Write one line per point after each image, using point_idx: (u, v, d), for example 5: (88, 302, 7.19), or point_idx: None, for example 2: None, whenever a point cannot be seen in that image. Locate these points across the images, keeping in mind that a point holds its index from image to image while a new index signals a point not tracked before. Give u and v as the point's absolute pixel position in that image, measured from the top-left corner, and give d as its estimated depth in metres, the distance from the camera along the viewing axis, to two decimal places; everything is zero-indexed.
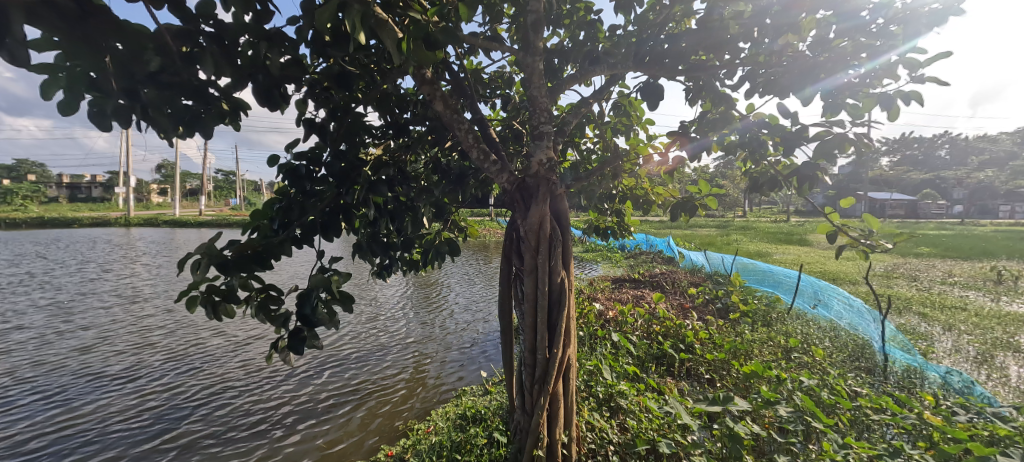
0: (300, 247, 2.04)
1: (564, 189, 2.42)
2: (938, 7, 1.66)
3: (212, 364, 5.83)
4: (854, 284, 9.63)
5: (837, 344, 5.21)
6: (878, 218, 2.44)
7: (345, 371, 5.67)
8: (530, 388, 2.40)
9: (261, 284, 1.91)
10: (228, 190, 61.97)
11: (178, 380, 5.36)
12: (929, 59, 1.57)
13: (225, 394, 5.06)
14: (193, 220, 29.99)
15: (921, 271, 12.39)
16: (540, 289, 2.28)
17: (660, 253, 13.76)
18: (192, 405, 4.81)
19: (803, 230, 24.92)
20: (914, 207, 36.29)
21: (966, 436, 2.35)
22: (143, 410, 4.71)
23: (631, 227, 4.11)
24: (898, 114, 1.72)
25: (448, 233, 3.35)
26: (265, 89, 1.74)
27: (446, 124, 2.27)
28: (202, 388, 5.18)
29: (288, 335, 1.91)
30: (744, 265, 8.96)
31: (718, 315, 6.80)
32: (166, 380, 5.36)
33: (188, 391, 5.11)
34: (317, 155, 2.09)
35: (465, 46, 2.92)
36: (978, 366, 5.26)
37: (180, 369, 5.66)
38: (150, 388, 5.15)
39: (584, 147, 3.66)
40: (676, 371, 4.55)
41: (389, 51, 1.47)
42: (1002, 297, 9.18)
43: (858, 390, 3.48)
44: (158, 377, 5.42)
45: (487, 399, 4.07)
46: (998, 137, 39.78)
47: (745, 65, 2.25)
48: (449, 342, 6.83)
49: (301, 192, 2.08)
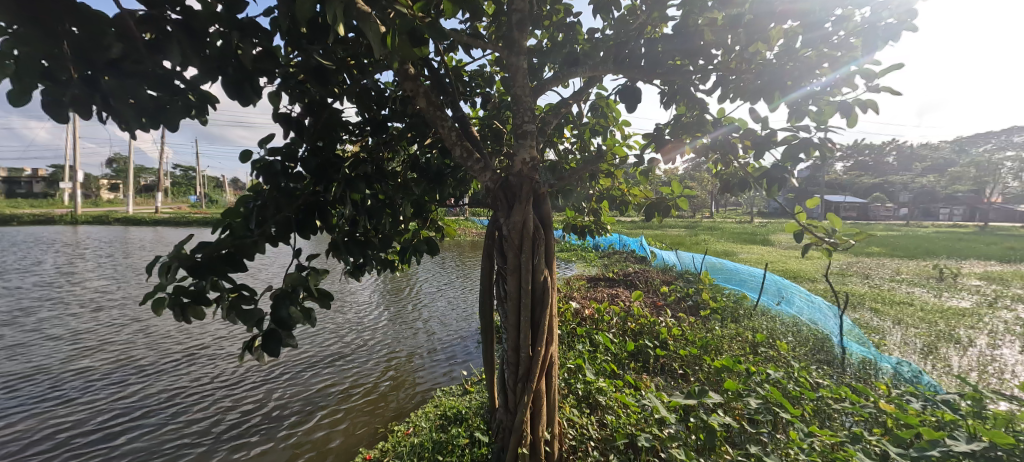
0: (274, 245, 1.96)
1: (546, 190, 2.41)
2: (893, 22, 1.80)
3: (177, 375, 5.61)
4: (813, 282, 10.16)
5: (799, 338, 5.47)
6: (840, 218, 2.55)
7: (317, 376, 5.55)
8: (513, 387, 2.40)
9: (232, 283, 1.85)
10: (185, 187, 59.15)
11: (141, 394, 5.13)
12: (883, 70, 1.68)
13: (190, 407, 4.86)
14: (149, 220, 28.48)
15: (872, 269, 13.21)
16: (524, 287, 2.27)
17: (632, 252, 14.09)
18: (159, 419, 4.62)
19: (764, 230, 26.24)
20: (865, 209, 38.39)
21: (917, 422, 2.53)
22: (104, 428, 4.49)
23: (608, 226, 4.20)
24: (856, 121, 1.83)
25: (426, 231, 3.33)
26: (236, 82, 1.69)
27: (429, 122, 2.23)
28: (170, 399, 5.00)
29: (262, 337, 1.84)
30: (712, 264, 9.31)
31: (689, 312, 7.05)
32: (128, 393, 5.13)
33: (153, 403, 4.92)
34: (293, 151, 2.05)
35: (444, 44, 2.92)
36: (925, 356, 5.62)
37: (143, 381, 5.42)
38: (112, 404, 4.92)
39: (561, 147, 3.70)
40: (650, 368, 4.65)
41: (372, 43, 1.39)
42: (945, 293, 9.86)
43: (820, 381, 3.67)
44: (120, 391, 5.17)
45: (466, 399, 4.05)
46: (939, 145, 42.74)
47: (716, 71, 2.37)
48: (424, 344, 6.76)
49: (275, 189, 2.01)
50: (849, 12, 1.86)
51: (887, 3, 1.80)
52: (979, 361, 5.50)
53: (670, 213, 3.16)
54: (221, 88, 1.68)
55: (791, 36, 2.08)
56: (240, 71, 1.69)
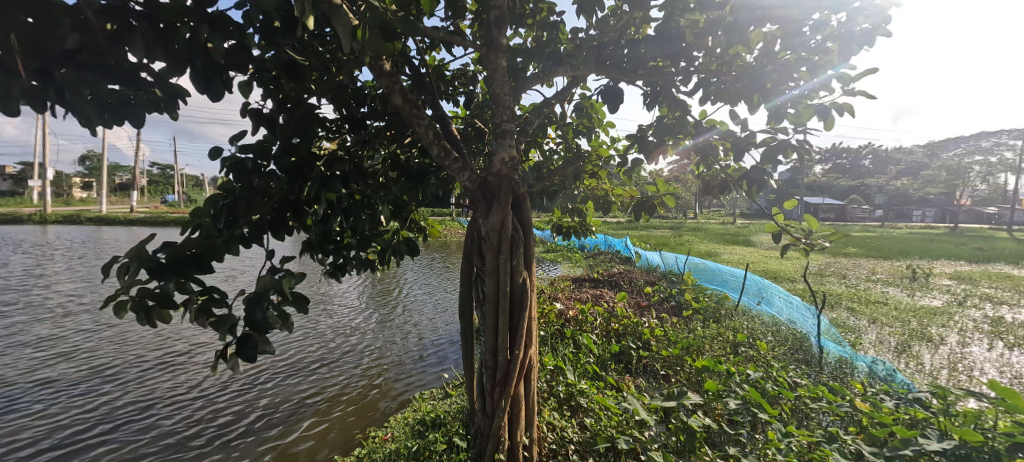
0: (246, 246, 1.94)
1: (526, 190, 2.38)
2: (867, 27, 1.81)
3: (148, 384, 5.43)
4: (792, 282, 10.36)
5: (779, 338, 5.55)
6: (816, 219, 2.58)
7: (296, 383, 5.44)
8: (491, 391, 2.37)
9: (201, 286, 1.77)
10: (163, 186, 57.67)
11: (109, 405, 4.95)
12: (859, 74, 1.69)
13: (162, 418, 4.71)
14: (123, 220, 27.63)
15: (849, 269, 13.53)
16: (502, 289, 2.23)
17: (617, 253, 14.18)
18: (128, 432, 4.46)
19: (747, 231, 26.73)
20: (843, 210, 39.34)
21: (890, 421, 2.57)
22: (68, 443, 4.31)
23: (593, 227, 4.18)
24: (833, 124, 1.85)
25: (407, 232, 3.27)
26: (206, 76, 1.61)
27: (405, 120, 2.17)
28: (140, 411, 4.83)
29: (236, 343, 1.77)
30: (696, 265, 9.42)
31: (672, 313, 7.12)
32: (96, 405, 4.94)
33: (122, 415, 4.76)
34: (266, 147, 1.97)
35: (425, 41, 2.88)
36: (898, 355, 5.76)
37: (112, 392, 5.23)
38: (79, 417, 4.73)
39: (545, 147, 3.69)
40: (634, 369, 4.67)
41: (341, 36, 1.32)
42: (918, 293, 10.14)
43: (797, 381, 3.70)
44: (86, 403, 4.98)
45: (446, 403, 4.00)
46: (912, 150, 44.10)
47: (697, 73, 2.37)
48: (407, 348, 6.68)
49: (245, 187, 1.96)
50: (826, 16, 1.88)
51: (861, 8, 1.80)
52: (949, 359, 5.66)
53: (653, 213, 3.17)
54: (190, 83, 1.61)
55: (770, 40, 2.10)
56: (210, 65, 1.60)
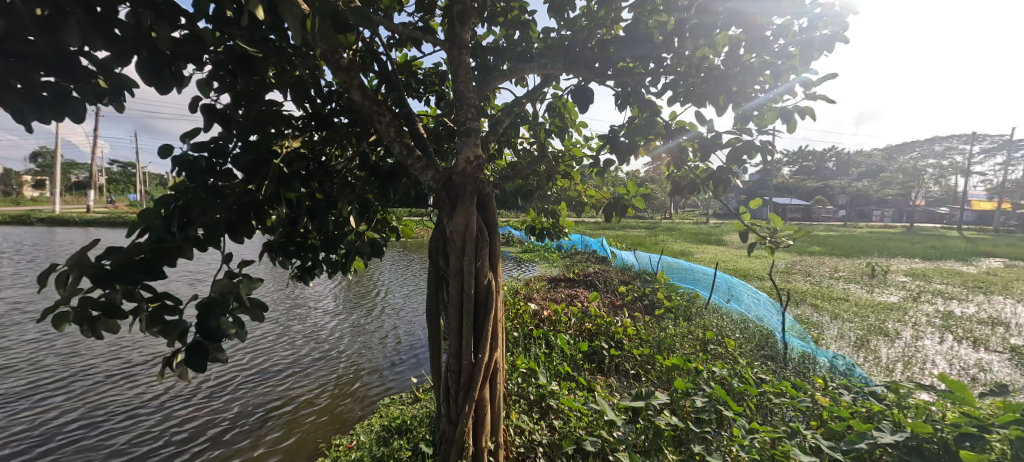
0: (203, 250, 1.79)
1: (491, 190, 2.34)
2: (827, 33, 1.84)
3: (102, 397, 5.15)
4: (760, 280, 10.66)
5: (746, 335, 5.70)
6: (781, 218, 2.62)
7: (262, 393, 5.26)
8: (454, 395, 2.32)
9: (151, 293, 1.64)
10: (123, 184, 55.10)
11: (58, 421, 4.68)
12: (819, 80, 1.73)
13: (116, 434, 4.48)
14: (78, 219, 26.26)
15: (814, 267, 14.04)
16: (466, 292, 2.19)
17: (593, 253, 14.31)
18: (79, 451, 4.22)
19: (718, 231, 27.45)
20: (808, 210, 40.85)
21: (847, 416, 2.66)
22: None
23: (566, 228, 4.18)
24: (795, 126, 1.88)
25: (376, 233, 3.18)
26: (155, 67, 1.52)
27: (366, 118, 2.10)
28: (92, 428, 4.57)
29: (185, 351, 1.63)
30: (669, 264, 9.57)
31: (645, 311, 7.23)
32: (44, 422, 4.66)
33: (71, 433, 4.48)
34: (222, 146, 1.83)
35: (394, 37, 2.80)
36: (857, 349, 6.00)
37: (61, 408, 4.92)
38: (23, 435, 4.44)
39: (518, 147, 3.66)
40: (605, 368, 4.71)
41: (292, 29, 1.25)
42: (876, 289, 10.61)
43: (762, 377, 3.79)
44: (33, 420, 4.69)
45: (415, 408, 3.93)
46: (871, 153, 46.17)
47: (666, 75, 2.38)
48: (379, 353, 6.55)
49: (201, 189, 1.77)
50: (788, 21, 1.91)
51: (821, 14, 1.83)
52: (905, 353, 5.93)
53: (625, 214, 3.18)
54: (138, 76, 1.50)
55: (735, 43, 2.13)
56: (158, 55, 1.51)
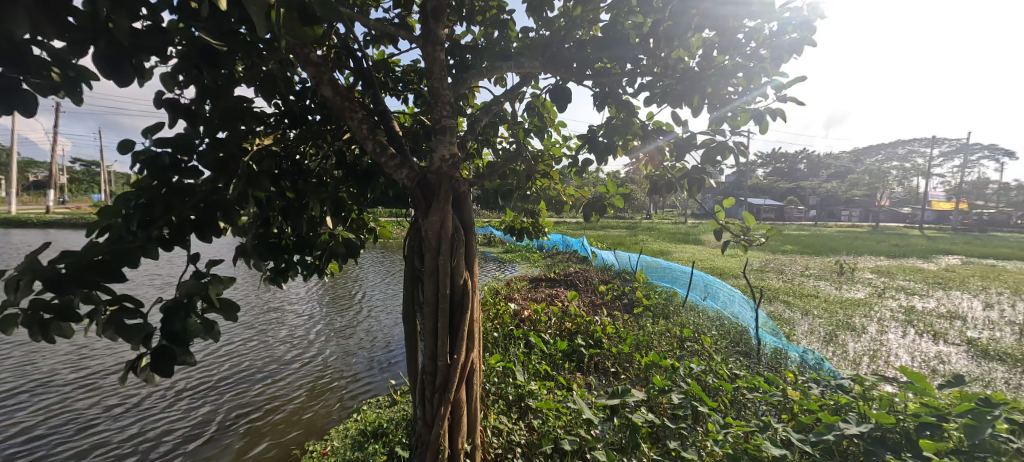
0: (168, 250, 1.71)
1: (468, 188, 2.32)
2: (796, 36, 1.88)
3: (63, 409, 4.91)
4: (735, 278, 10.91)
5: (722, 331, 5.82)
6: (754, 216, 2.66)
7: (235, 401, 5.09)
8: (430, 397, 2.29)
9: (110, 295, 1.53)
10: (86, 184, 52.80)
11: (13, 436, 4.44)
12: (789, 82, 1.77)
13: (76, 448, 4.27)
14: (37, 220, 25.04)
15: (786, 265, 14.46)
16: (442, 292, 2.17)
17: (574, 253, 14.40)
18: None
19: (695, 230, 28.04)
20: (781, 211, 42.06)
21: (815, 408, 2.74)
22: None
23: (545, 227, 4.18)
24: (767, 128, 1.92)
25: (353, 233, 3.11)
26: (113, 58, 1.44)
27: (337, 114, 2.04)
28: (50, 442, 4.34)
29: (150, 356, 1.50)
30: (647, 263, 9.71)
31: (624, 310, 7.32)
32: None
33: (27, 448, 4.26)
34: (188, 143, 1.74)
35: (369, 33, 2.75)
36: (826, 344, 6.20)
37: (16, 421, 4.67)
38: None
39: (497, 147, 3.63)
40: (585, 367, 4.74)
41: (257, 20, 1.19)
42: (844, 286, 10.99)
43: (736, 372, 3.87)
44: None
45: (392, 411, 3.87)
46: (840, 155, 47.84)
47: (643, 76, 2.39)
48: (357, 356, 6.44)
49: (164, 187, 1.67)
50: (759, 25, 1.95)
51: (791, 18, 1.87)
52: (870, 347, 6.16)
53: (604, 213, 3.19)
54: (94, 67, 1.42)
55: (709, 46, 2.16)
56: (116, 46, 1.43)
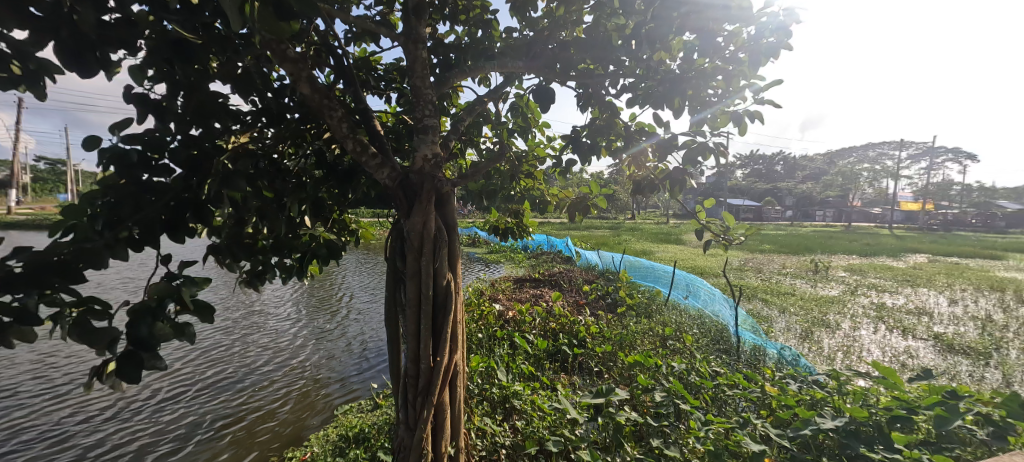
0: (137, 250, 1.60)
1: (451, 189, 2.30)
2: (773, 40, 1.91)
3: (28, 420, 4.70)
4: (715, 277, 11.11)
5: (703, 330, 5.91)
6: (734, 216, 2.69)
7: (212, 409, 4.95)
8: (413, 401, 2.26)
9: (75, 296, 1.44)
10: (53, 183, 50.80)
11: None
12: (766, 85, 1.80)
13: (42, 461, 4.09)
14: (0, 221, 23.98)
15: (764, 264, 14.79)
16: (424, 293, 2.14)
17: (558, 253, 14.45)
18: None
19: (677, 230, 28.46)
20: (759, 211, 43.01)
21: (793, 404, 2.81)
22: None
23: (529, 227, 4.16)
24: (746, 129, 1.95)
25: (333, 234, 3.05)
26: (77, 51, 1.37)
27: (316, 112, 1.99)
28: (14, 456, 4.15)
29: (116, 360, 1.46)
30: (630, 262, 9.80)
31: (608, 309, 7.38)
32: None
33: None
34: (159, 140, 1.67)
35: (350, 31, 2.70)
36: (802, 340, 6.35)
37: None
38: None
39: (481, 147, 3.61)
40: (569, 366, 4.75)
41: (230, 15, 1.14)
42: (819, 284, 11.30)
43: (717, 370, 3.93)
44: None
45: (375, 415, 3.81)
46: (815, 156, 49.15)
47: (625, 78, 2.41)
48: (339, 359, 6.34)
49: (133, 184, 1.60)
50: (737, 28, 1.97)
51: (768, 22, 1.89)
52: (844, 343, 6.34)
53: (587, 213, 3.20)
54: (56, 59, 1.35)
55: (689, 48, 2.17)
56: (80, 38, 1.37)
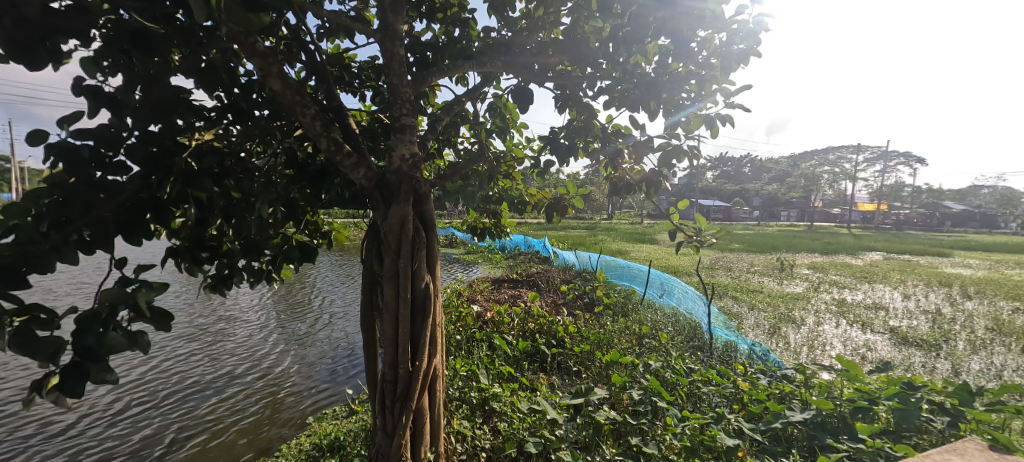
0: (87, 254, 1.50)
1: (429, 188, 2.25)
2: (743, 47, 1.95)
3: None
4: (688, 276, 11.35)
5: (677, 327, 6.02)
6: (705, 217, 2.74)
7: (177, 422, 4.73)
8: (391, 407, 2.20)
9: (17, 304, 1.33)
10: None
11: None
12: (737, 90, 1.84)
13: None
14: None
15: (734, 262, 15.21)
16: (402, 296, 2.08)
17: (535, 253, 14.48)
18: None
19: (651, 230, 28.98)
20: (729, 211, 44.22)
21: (764, 399, 2.88)
22: None
23: (507, 228, 4.14)
24: (718, 133, 1.98)
25: (305, 237, 2.95)
26: (23, 40, 1.28)
27: (287, 109, 1.90)
28: None
29: (60, 373, 1.34)
30: (607, 262, 9.90)
31: (585, 309, 7.43)
32: None
33: None
34: (114, 136, 1.56)
35: (322, 27, 2.61)
36: (771, 336, 6.55)
37: None
38: None
39: (458, 147, 3.57)
40: (547, 366, 4.76)
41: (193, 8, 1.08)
42: (785, 281, 11.70)
43: (691, 367, 4.00)
44: None
45: (350, 422, 3.70)
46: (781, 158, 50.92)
47: (603, 80, 2.41)
48: (311, 365, 6.17)
49: (83, 183, 1.49)
50: (710, 34, 2.00)
51: (738, 29, 1.93)
52: (810, 337, 6.57)
53: (565, 214, 3.20)
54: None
55: (664, 53, 2.19)
56: (25, 26, 1.27)
